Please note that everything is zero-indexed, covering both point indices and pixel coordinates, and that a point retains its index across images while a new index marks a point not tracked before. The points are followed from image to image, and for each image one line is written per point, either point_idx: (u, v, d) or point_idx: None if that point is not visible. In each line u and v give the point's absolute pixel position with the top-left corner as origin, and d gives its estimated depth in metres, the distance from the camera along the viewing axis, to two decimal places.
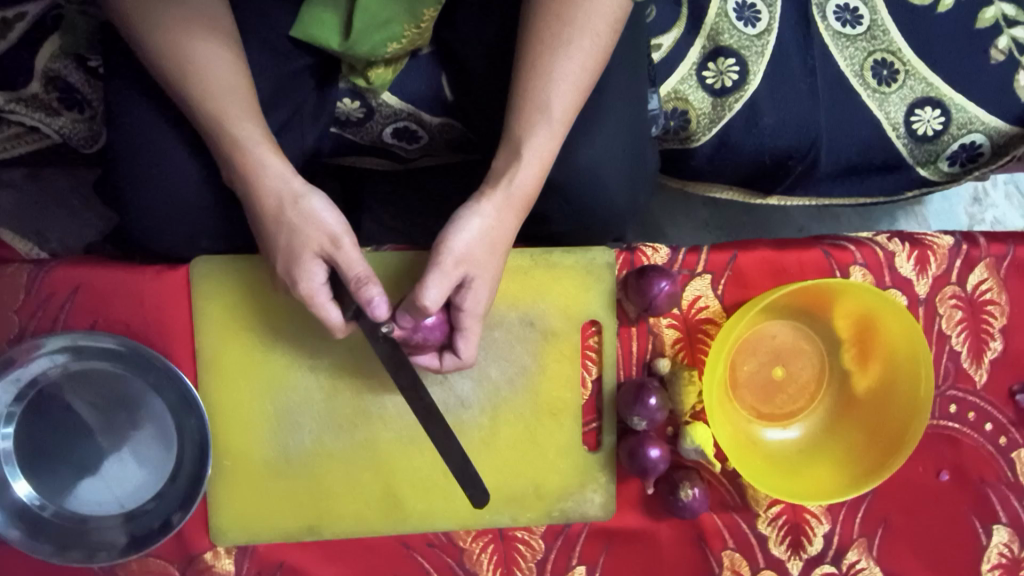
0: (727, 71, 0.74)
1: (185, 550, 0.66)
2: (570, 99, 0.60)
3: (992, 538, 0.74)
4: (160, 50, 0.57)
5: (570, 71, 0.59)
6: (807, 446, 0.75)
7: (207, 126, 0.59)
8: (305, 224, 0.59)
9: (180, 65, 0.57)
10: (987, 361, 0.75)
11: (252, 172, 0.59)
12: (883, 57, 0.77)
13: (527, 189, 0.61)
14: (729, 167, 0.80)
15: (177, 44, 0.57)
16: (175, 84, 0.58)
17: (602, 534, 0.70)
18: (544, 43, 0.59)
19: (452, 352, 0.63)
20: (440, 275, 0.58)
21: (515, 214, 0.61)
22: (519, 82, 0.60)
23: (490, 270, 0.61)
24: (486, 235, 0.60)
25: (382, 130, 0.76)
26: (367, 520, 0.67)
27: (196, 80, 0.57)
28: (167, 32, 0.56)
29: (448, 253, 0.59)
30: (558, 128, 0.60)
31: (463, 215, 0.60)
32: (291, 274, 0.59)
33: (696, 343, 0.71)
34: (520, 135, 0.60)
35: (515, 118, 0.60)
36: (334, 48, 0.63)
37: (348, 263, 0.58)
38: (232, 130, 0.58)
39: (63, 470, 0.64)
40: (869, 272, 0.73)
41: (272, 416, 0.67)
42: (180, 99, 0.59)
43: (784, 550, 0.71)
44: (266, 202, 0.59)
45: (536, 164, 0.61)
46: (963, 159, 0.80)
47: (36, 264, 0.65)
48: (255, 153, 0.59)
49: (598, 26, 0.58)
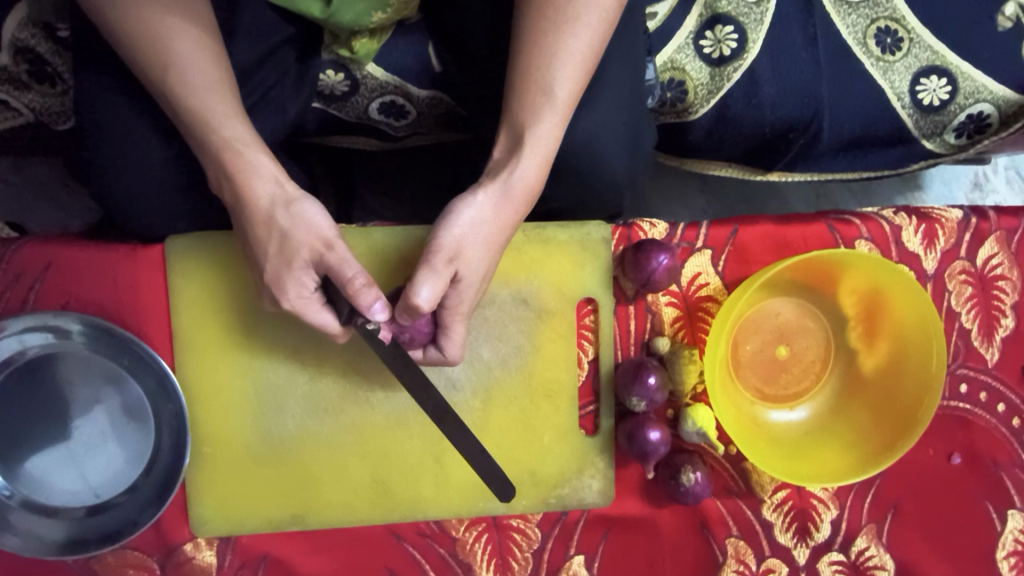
0: (725, 39, 0.72)
1: (164, 543, 0.63)
2: (574, 81, 0.56)
3: (1007, 523, 0.71)
4: (135, 32, 0.53)
5: (575, 51, 0.55)
6: (813, 427, 0.72)
7: (189, 122, 0.55)
8: (298, 229, 0.55)
9: (160, 54, 0.53)
10: (998, 339, 0.72)
11: (237, 172, 0.55)
12: (887, 25, 0.74)
13: (530, 180, 0.58)
14: (728, 141, 0.77)
15: (154, 26, 0.53)
16: (152, 74, 0.54)
17: (602, 522, 0.67)
18: (548, 19, 0.55)
19: (438, 349, 0.60)
20: (433, 272, 0.55)
21: (514, 208, 0.58)
22: (521, 62, 0.56)
23: (483, 273, 0.58)
24: (479, 228, 0.57)
25: (369, 105, 0.73)
26: (354, 509, 0.64)
27: (178, 72, 0.54)
28: (140, 9, 0.52)
29: (440, 250, 0.56)
30: (562, 112, 0.57)
31: (461, 204, 0.57)
32: (281, 280, 0.56)
33: (697, 322, 0.68)
34: (524, 121, 0.57)
35: (518, 102, 0.57)
36: (315, 14, 0.60)
37: (343, 271, 0.54)
38: (217, 128, 0.55)
39: (32, 458, 0.61)
40: (875, 246, 0.70)
41: (254, 398, 0.64)
42: (158, 92, 0.55)
43: (790, 538, 0.68)
44: (254, 205, 0.55)
45: (539, 153, 0.57)
46: (969, 131, 0.77)
47: (5, 242, 0.62)
48: (241, 152, 0.55)
49: (604, 2, 0.55)
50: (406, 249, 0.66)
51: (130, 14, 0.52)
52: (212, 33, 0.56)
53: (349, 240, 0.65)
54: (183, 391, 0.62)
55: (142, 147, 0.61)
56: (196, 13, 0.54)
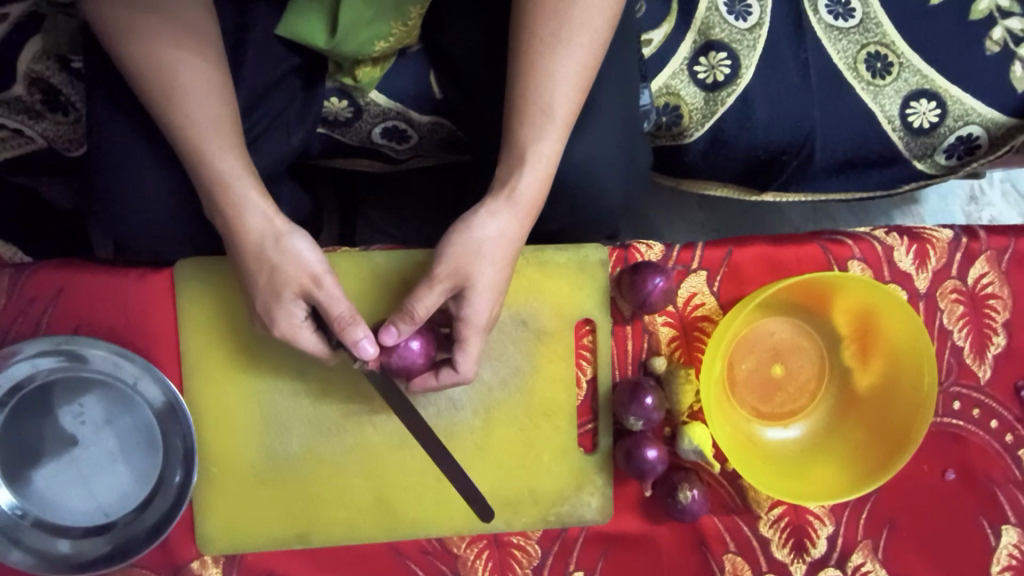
0: (719, 65, 0.74)
1: (171, 560, 0.64)
2: (572, 98, 0.57)
3: (1002, 538, 0.72)
4: (139, 65, 0.55)
5: (570, 71, 0.56)
6: (809, 445, 0.73)
7: (188, 149, 0.57)
8: (287, 260, 0.57)
9: (163, 86, 0.55)
10: (990, 356, 0.73)
11: (236, 194, 0.57)
12: (877, 50, 0.76)
13: (532, 196, 0.58)
14: (723, 164, 0.79)
15: (157, 57, 0.55)
16: (156, 102, 0.56)
17: (600, 539, 0.68)
18: (542, 43, 0.55)
19: (451, 368, 0.60)
20: (429, 287, 0.58)
21: (523, 220, 0.59)
22: (519, 84, 0.57)
23: (496, 288, 0.59)
24: (491, 249, 0.58)
25: (371, 130, 0.75)
26: (357, 527, 0.66)
27: (178, 103, 0.56)
28: (146, 42, 0.54)
29: (442, 261, 0.58)
30: (561, 129, 0.57)
31: (476, 221, 0.58)
32: (272, 312, 0.58)
33: (693, 341, 0.70)
34: (524, 141, 0.58)
35: (518, 123, 0.58)
36: (320, 46, 0.61)
37: (334, 307, 0.57)
38: (215, 155, 0.56)
39: (43, 479, 0.62)
40: (868, 267, 0.72)
41: (260, 419, 0.65)
42: (162, 120, 0.56)
43: (787, 553, 0.69)
44: (244, 234, 0.57)
45: (541, 168, 0.58)
46: (960, 152, 0.79)
47: (19, 267, 0.64)
48: (234, 181, 0.57)
49: (596, 23, 0.55)
50: (407, 271, 0.67)
51: (141, 48, 0.54)
52: (213, 64, 0.57)
53: (351, 263, 0.67)
54: (192, 415, 0.64)
55: (154, 172, 0.63)
56: (198, 45, 0.56)
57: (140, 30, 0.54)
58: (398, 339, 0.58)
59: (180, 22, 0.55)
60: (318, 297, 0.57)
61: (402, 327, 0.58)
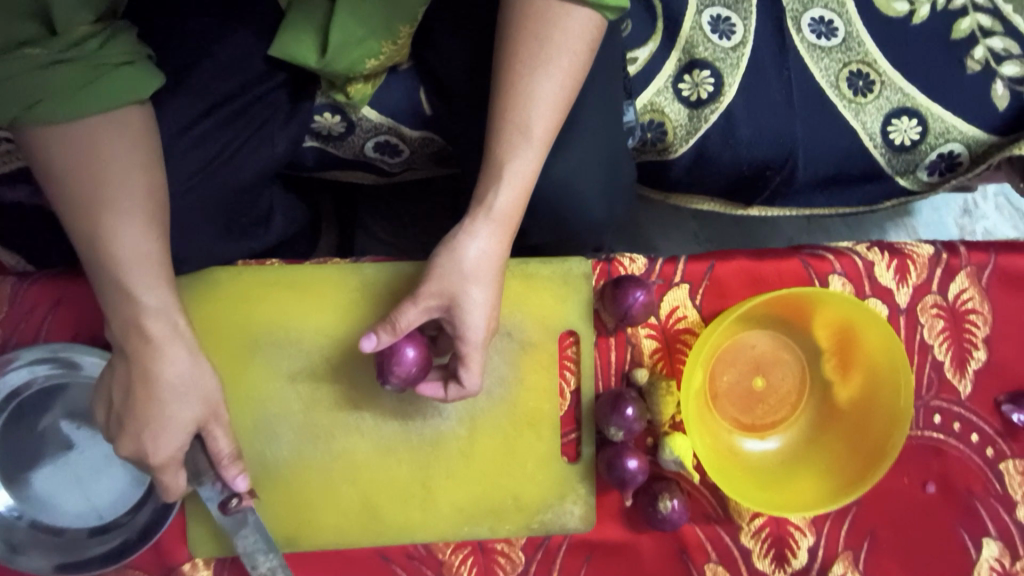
0: (703, 83, 0.75)
1: (163, 562, 0.66)
2: (549, 118, 0.58)
3: (982, 551, 0.73)
4: (76, 171, 0.53)
5: (549, 92, 0.57)
6: (788, 457, 0.74)
7: (102, 269, 0.55)
8: (185, 404, 0.58)
9: (96, 206, 0.53)
10: (971, 370, 0.74)
11: (139, 328, 0.56)
12: (859, 69, 0.77)
13: (509, 211, 0.60)
14: (708, 179, 0.80)
15: (104, 177, 0.53)
16: (89, 189, 0.53)
17: (583, 547, 0.70)
18: (521, 62, 0.57)
19: (457, 383, 0.62)
20: (413, 303, 0.60)
21: (504, 237, 0.60)
22: (498, 103, 0.58)
23: (489, 301, 0.60)
24: (477, 270, 0.59)
25: (364, 144, 0.77)
26: (345, 533, 0.67)
27: (113, 203, 0.54)
28: (102, 137, 0.53)
29: (431, 284, 0.60)
30: (538, 148, 0.59)
31: (460, 244, 0.59)
32: (153, 443, 0.57)
33: (675, 353, 0.71)
34: (501, 162, 0.59)
35: (498, 143, 0.59)
36: (312, 65, 0.63)
37: (211, 442, 0.60)
38: (138, 281, 0.55)
39: (39, 482, 0.64)
40: (849, 282, 0.73)
41: (250, 425, 0.67)
42: (87, 210, 0.54)
43: (768, 564, 0.70)
44: (151, 372, 0.56)
45: (516, 186, 0.59)
46: (942, 169, 0.80)
47: (20, 276, 0.66)
48: (149, 321, 0.56)
49: (575, 47, 0.56)
50: (396, 284, 0.69)
51: (91, 155, 0.53)
52: (159, 203, 0.57)
53: (340, 274, 0.69)
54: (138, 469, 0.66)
55: None
56: (154, 180, 0.56)
57: (100, 142, 0.53)
58: (377, 346, 0.60)
59: (144, 155, 0.55)
60: (205, 433, 0.60)
61: (382, 335, 0.60)
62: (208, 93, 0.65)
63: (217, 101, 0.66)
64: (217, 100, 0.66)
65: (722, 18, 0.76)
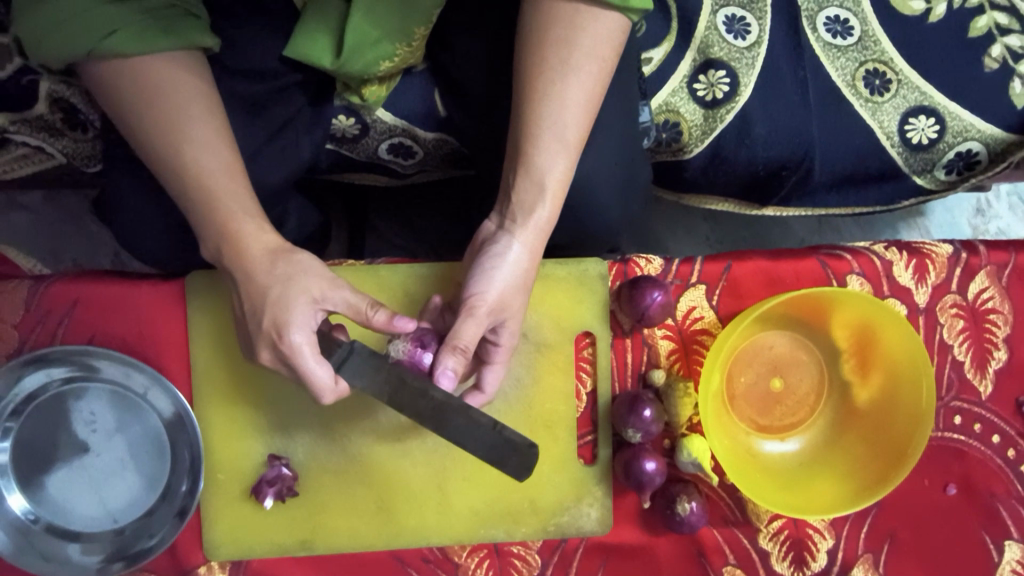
0: (718, 83, 0.75)
1: (178, 564, 0.66)
2: (581, 123, 0.58)
3: (1004, 554, 0.72)
4: (142, 114, 0.55)
5: (580, 97, 0.57)
6: (808, 458, 0.73)
7: (197, 195, 0.56)
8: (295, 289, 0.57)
9: (170, 144, 0.55)
10: (991, 371, 0.73)
11: (236, 233, 0.57)
12: (875, 68, 0.77)
13: (548, 216, 0.60)
14: (723, 179, 0.80)
15: (170, 105, 0.55)
16: (166, 122, 0.55)
17: (600, 550, 0.69)
18: (553, 68, 0.56)
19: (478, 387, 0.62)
20: (471, 317, 0.57)
21: (540, 240, 0.60)
22: (530, 109, 0.57)
23: (518, 307, 0.60)
24: (517, 273, 0.59)
25: (378, 146, 0.77)
26: (360, 535, 0.67)
27: (190, 126, 0.55)
28: (158, 74, 0.54)
29: (481, 301, 0.58)
30: (573, 151, 0.59)
31: (501, 253, 0.59)
32: (282, 325, 0.56)
33: (691, 354, 0.71)
34: (537, 165, 0.58)
35: (531, 146, 0.58)
36: (326, 66, 0.63)
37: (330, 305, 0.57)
38: (224, 185, 0.56)
39: (54, 486, 0.64)
40: (866, 281, 0.72)
41: (265, 427, 0.67)
42: (167, 141, 0.55)
43: (787, 566, 0.69)
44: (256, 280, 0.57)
45: (556, 191, 0.59)
46: (959, 168, 0.79)
47: (36, 279, 0.66)
48: (241, 221, 0.57)
49: (603, 51, 0.56)
50: (411, 285, 0.69)
51: (147, 93, 0.54)
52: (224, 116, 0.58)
53: (357, 275, 0.68)
54: (157, 468, 0.66)
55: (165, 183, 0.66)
56: (211, 95, 0.57)
57: (149, 79, 0.54)
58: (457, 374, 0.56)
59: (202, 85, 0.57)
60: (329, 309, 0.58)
61: (455, 363, 0.56)
62: (225, 96, 0.66)
63: (233, 104, 0.66)
64: (234, 103, 0.66)
65: (737, 18, 0.76)
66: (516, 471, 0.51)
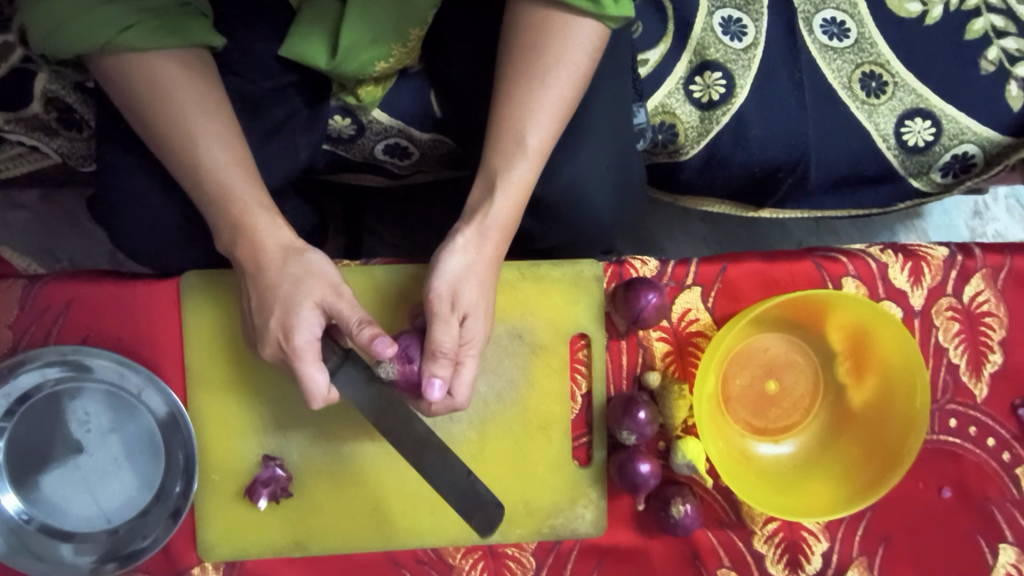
0: (714, 85, 0.75)
1: (173, 565, 0.66)
2: (547, 129, 0.58)
3: (999, 557, 0.72)
4: (154, 111, 0.55)
5: (549, 101, 0.57)
6: (802, 460, 0.73)
7: (205, 192, 0.57)
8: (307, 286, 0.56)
9: (180, 140, 0.55)
10: (987, 374, 0.73)
11: (251, 229, 0.57)
12: (871, 70, 0.77)
13: (503, 219, 0.59)
14: (720, 181, 0.80)
15: (174, 102, 0.55)
16: (168, 119, 0.55)
17: (594, 552, 0.69)
18: (521, 73, 0.57)
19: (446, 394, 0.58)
20: (438, 319, 0.57)
21: (493, 245, 0.59)
22: (497, 113, 0.59)
23: (483, 308, 0.59)
24: (471, 272, 0.59)
25: (374, 147, 0.76)
26: (355, 537, 0.67)
27: (196, 124, 0.55)
28: (154, 72, 0.54)
29: (440, 299, 0.58)
30: (534, 158, 0.58)
31: (448, 252, 0.58)
32: (291, 323, 0.56)
33: (686, 356, 0.71)
34: (497, 168, 0.59)
35: (489, 149, 0.59)
36: (322, 67, 0.63)
37: (332, 306, 0.56)
38: (233, 183, 0.56)
39: (49, 486, 0.64)
40: (862, 284, 0.72)
41: (258, 428, 0.67)
42: (175, 139, 0.55)
43: (782, 569, 0.69)
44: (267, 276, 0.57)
45: (513, 196, 0.59)
46: (955, 171, 0.79)
47: (31, 279, 0.66)
48: (253, 216, 0.57)
49: (575, 57, 0.56)
50: (406, 287, 0.69)
51: (158, 90, 0.54)
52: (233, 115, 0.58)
53: (352, 276, 0.68)
54: (151, 468, 0.66)
55: (162, 182, 0.67)
56: (220, 94, 0.57)
57: (161, 76, 0.54)
58: (446, 383, 0.56)
59: (209, 84, 0.57)
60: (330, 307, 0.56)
61: (443, 372, 0.55)
62: None
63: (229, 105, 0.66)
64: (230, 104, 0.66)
65: (734, 19, 0.76)
66: (480, 526, 0.54)
